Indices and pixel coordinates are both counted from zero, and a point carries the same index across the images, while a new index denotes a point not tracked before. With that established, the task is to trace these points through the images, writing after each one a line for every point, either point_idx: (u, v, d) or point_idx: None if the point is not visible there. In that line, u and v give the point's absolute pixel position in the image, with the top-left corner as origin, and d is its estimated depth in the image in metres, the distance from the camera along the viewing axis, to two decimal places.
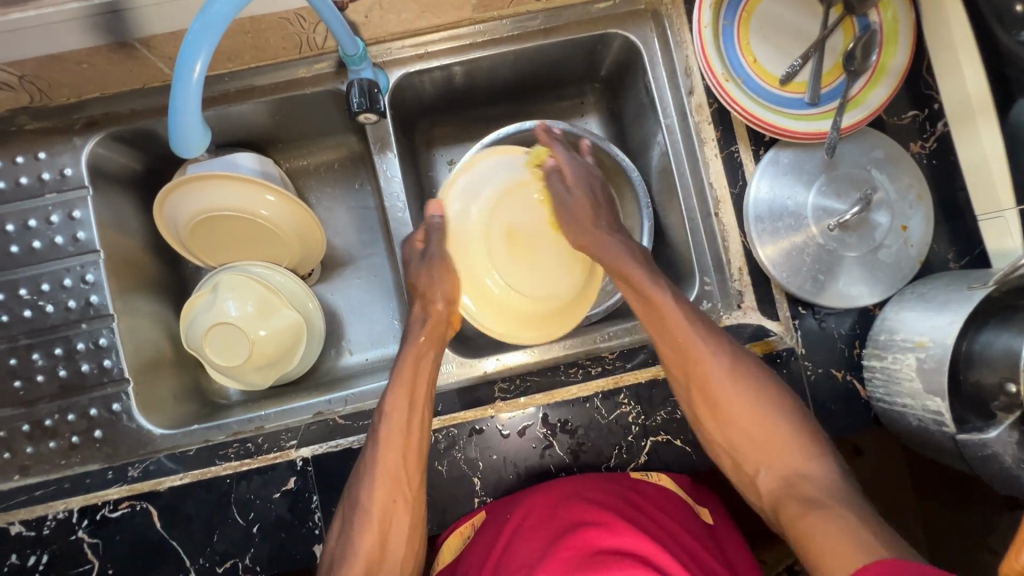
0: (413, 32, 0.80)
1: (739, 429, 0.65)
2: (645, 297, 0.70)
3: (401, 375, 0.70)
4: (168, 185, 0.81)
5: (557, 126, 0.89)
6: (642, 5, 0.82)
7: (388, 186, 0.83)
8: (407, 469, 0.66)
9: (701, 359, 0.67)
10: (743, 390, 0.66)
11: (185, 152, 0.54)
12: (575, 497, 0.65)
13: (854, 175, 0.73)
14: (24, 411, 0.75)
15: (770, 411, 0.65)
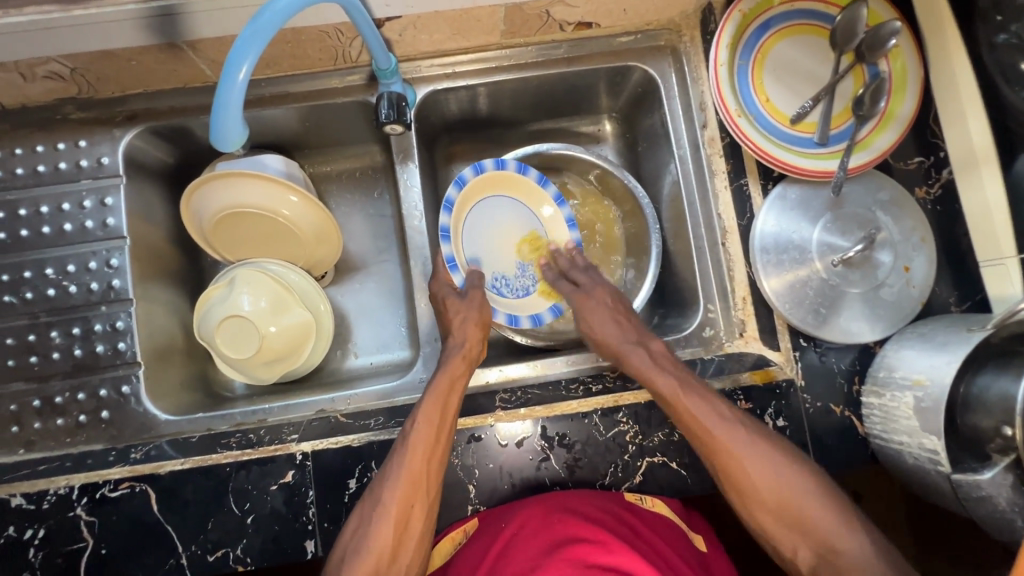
0: (443, 53, 0.85)
1: (778, 506, 0.64)
2: (673, 395, 0.69)
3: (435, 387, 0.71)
4: (198, 180, 0.84)
5: (574, 151, 0.92)
6: (662, 42, 0.86)
7: (406, 195, 0.86)
8: (428, 472, 0.66)
9: (735, 437, 0.67)
10: (767, 473, 0.65)
11: (224, 146, 0.57)
12: (571, 510, 0.67)
13: (860, 214, 0.75)
14: (36, 386, 0.77)
15: (805, 489, 0.64)
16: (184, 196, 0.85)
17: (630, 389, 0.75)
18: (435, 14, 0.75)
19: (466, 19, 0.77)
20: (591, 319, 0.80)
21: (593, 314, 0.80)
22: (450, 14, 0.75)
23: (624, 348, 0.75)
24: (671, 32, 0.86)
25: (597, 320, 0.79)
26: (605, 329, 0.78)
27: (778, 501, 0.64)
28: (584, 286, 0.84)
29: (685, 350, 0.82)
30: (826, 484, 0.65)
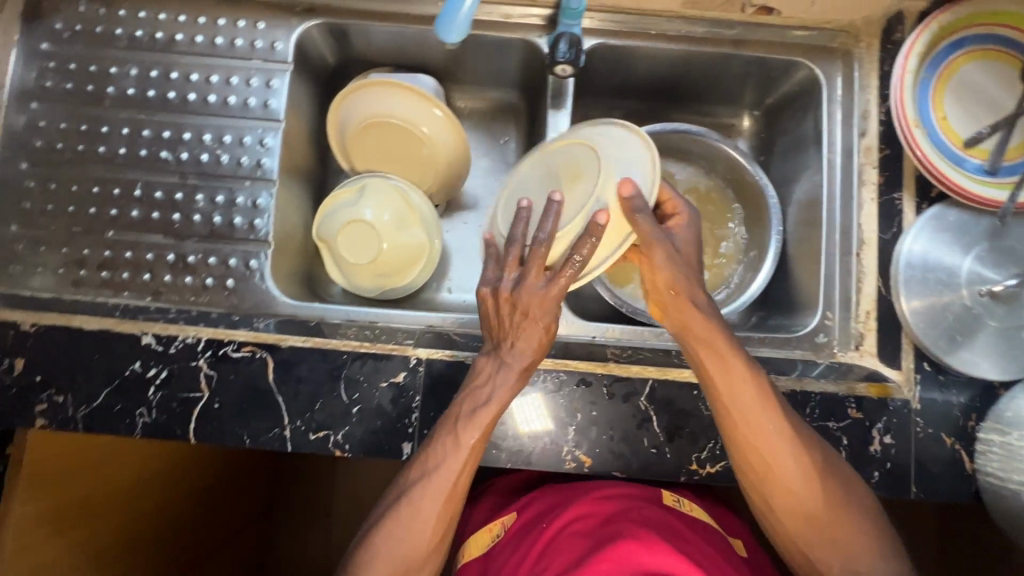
0: (617, 10, 0.85)
1: (788, 475, 0.65)
2: (704, 339, 0.66)
3: (488, 411, 0.65)
4: (350, 87, 0.89)
5: (710, 138, 0.94)
6: (836, 44, 0.85)
7: (550, 138, 0.86)
8: (460, 485, 0.65)
9: (764, 400, 0.65)
10: (800, 471, 0.65)
11: (447, 38, 0.58)
12: (622, 518, 0.66)
13: (1016, 250, 0.73)
14: (173, 242, 0.80)
15: (813, 469, 0.65)
16: (335, 102, 0.90)
17: None
18: None
19: None
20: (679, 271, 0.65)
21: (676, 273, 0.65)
22: None
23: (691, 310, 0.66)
24: (848, 36, 0.85)
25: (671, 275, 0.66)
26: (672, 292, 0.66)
27: (780, 468, 0.65)
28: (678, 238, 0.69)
29: (794, 350, 0.80)
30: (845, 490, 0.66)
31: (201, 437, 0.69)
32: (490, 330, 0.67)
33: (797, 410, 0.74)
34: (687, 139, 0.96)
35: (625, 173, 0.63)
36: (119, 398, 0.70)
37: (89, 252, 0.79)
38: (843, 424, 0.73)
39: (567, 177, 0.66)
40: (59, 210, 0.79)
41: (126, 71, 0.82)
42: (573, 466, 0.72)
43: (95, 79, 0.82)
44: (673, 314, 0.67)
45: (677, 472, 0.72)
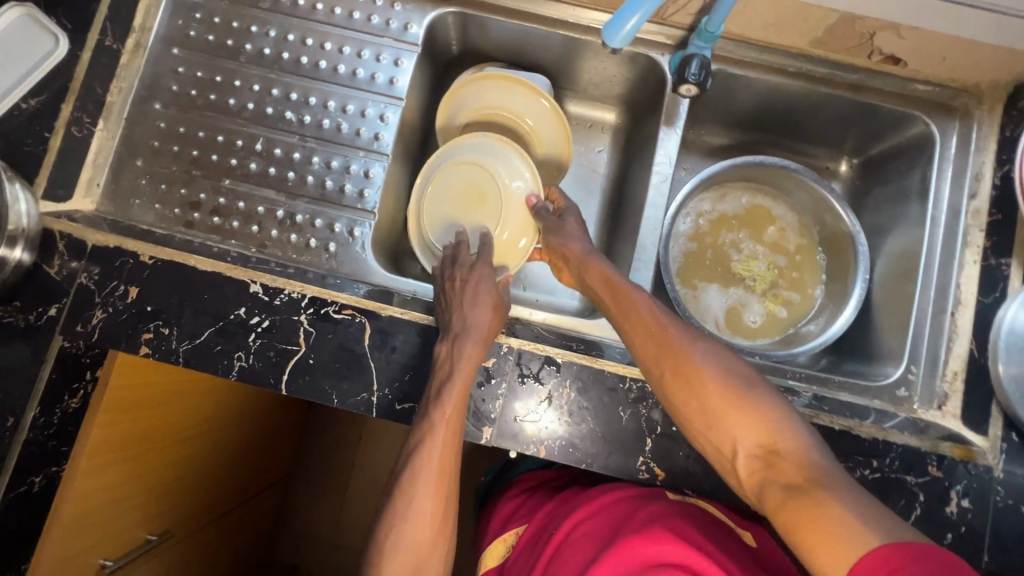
0: (743, 39, 0.87)
1: (738, 430, 0.57)
2: (616, 293, 0.72)
3: (453, 391, 0.67)
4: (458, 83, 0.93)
5: (806, 175, 0.95)
6: (955, 103, 0.86)
7: (659, 156, 0.88)
8: (447, 461, 0.67)
9: (680, 344, 0.63)
10: (726, 402, 0.58)
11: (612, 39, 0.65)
12: (631, 515, 0.66)
13: None
14: (284, 199, 0.83)
15: (732, 385, 0.59)
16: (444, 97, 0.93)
17: (827, 411, 0.76)
18: None
19: (796, 15, 0.79)
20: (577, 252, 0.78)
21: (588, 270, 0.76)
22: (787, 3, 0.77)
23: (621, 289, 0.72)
24: (969, 97, 0.85)
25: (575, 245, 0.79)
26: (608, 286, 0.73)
27: (730, 422, 0.58)
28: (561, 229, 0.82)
29: (873, 399, 0.80)
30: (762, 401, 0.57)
31: (291, 389, 0.71)
32: (444, 311, 0.74)
33: (876, 458, 0.73)
34: (783, 176, 0.97)
35: (522, 181, 0.86)
36: (220, 339, 0.72)
37: (205, 197, 0.82)
38: (921, 480, 0.72)
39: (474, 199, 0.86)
40: (183, 153, 0.83)
41: (265, 31, 0.86)
42: (646, 476, 0.73)
43: (236, 35, 0.86)
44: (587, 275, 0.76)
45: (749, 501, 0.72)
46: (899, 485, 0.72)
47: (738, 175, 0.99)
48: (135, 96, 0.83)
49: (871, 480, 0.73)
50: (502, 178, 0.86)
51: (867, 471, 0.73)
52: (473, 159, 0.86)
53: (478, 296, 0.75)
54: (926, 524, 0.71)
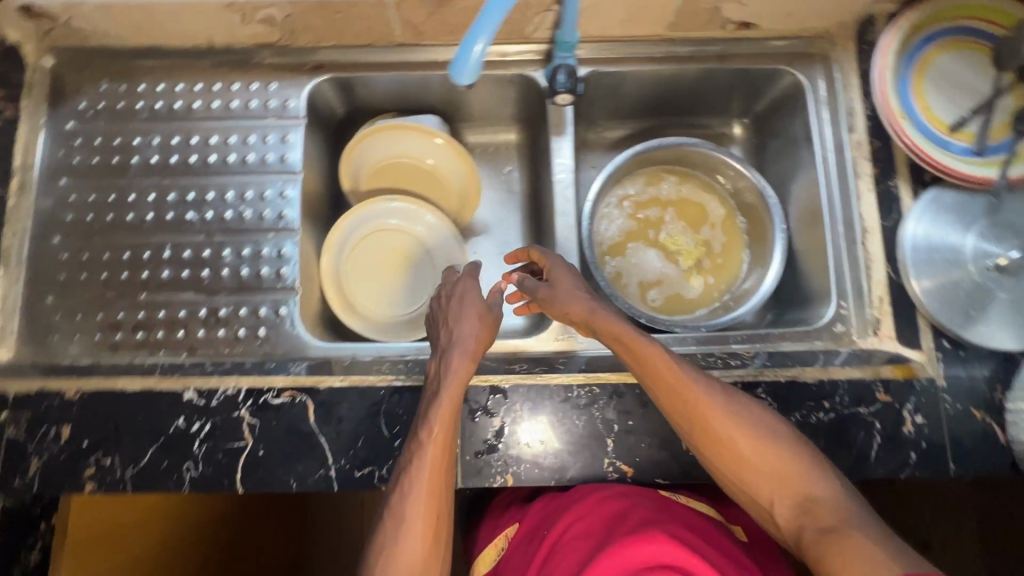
0: (605, 38, 0.91)
1: (772, 478, 0.61)
2: (632, 352, 0.65)
3: (441, 407, 0.66)
4: (353, 139, 0.95)
5: (707, 147, 0.99)
6: (814, 49, 0.91)
7: (556, 164, 0.91)
8: (442, 487, 0.65)
9: (711, 406, 0.63)
10: (752, 442, 0.62)
11: (461, 76, 0.59)
12: (624, 516, 0.65)
13: (1015, 223, 0.76)
14: (204, 298, 0.82)
15: (754, 426, 0.63)
16: (343, 155, 0.94)
17: (770, 367, 0.78)
18: None
19: (643, 7, 0.83)
20: (570, 295, 0.71)
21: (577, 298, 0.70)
22: None
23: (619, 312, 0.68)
24: (824, 42, 0.90)
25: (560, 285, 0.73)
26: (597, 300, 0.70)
27: (760, 472, 0.62)
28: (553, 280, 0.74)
29: (815, 342, 0.81)
30: (788, 438, 0.63)
31: (249, 486, 0.70)
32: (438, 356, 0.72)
33: (827, 399, 0.75)
34: (688, 153, 1.01)
35: (427, 223, 0.95)
36: (166, 454, 0.71)
37: (123, 315, 0.81)
38: (873, 408, 0.75)
39: (394, 259, 0.93)
40: (93, 278, 0.82)
41: (149, 140, 0.87)
42: (616, 477, 0.73)
43: (121, 151, 0.86)
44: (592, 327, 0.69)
45: None
46: (854, 419, 0.74)
47: (642, 162, 1.02)
48: (32, 235, 0.83)
49: (827, 422, 0.74)
50: (408, 229, 0.94)
51: (821, 414, 0.75)
52: (379, 224, 0.94)
53: (462, 308, 0.73)
54: (889, 450, 0.73)
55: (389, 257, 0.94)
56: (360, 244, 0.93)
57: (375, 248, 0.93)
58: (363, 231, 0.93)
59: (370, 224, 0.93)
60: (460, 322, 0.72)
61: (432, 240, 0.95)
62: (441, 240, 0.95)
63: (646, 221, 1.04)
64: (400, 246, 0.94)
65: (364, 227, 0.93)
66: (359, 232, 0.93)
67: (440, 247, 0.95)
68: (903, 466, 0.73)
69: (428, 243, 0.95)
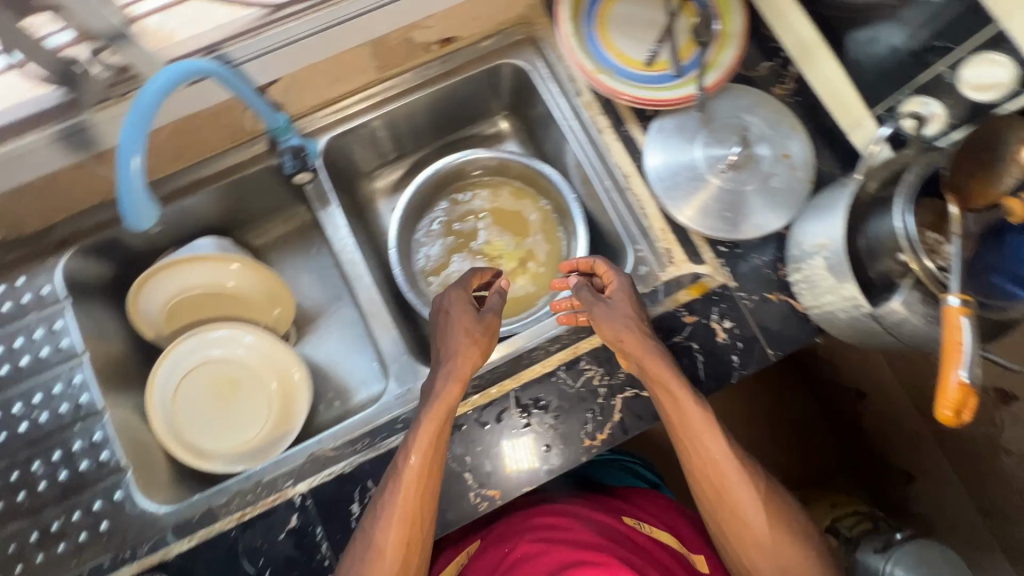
0: (330, 102, 0.92)
1: (757, 536, 0.71)
2: (674, 401, 0.71)
3: (425, 428, 0.69)
4: (137, 283, 0.91)
5: (481, 151, 1.04)
6: (520, 36, 0.96)
7: (335, 234, 0.91)
8: (421, 512, 0.68)
9: (726, 469, 0.71)
10: (756, 501, 0.71)
11: (138, 227, 0.68)
12: (573, 542, 0.80)
13: (729, 123, 0.83)
14: (30, 520, 0.77)
15: (760, 490, 0.72)
16: (129, 304, 0.90)
17: (587, 336, 0.81)
18: (308, 69, 0.83)
19: (338, 65, 0.86)
20: (604, 317, 0.74)
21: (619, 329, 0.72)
22: (322, 65, 0.84)
23: (642, 343, 0.72)
24: (525, 26, 0.96)
25: (617, 317, 0.73)
26: (611, 325, 0.73)
27: (761, 534, 0.71)
28: (612, 299, 0.75)
29: None
30: (783, 505, 0.73)
31: None
32: (433, 379, 0.73)
33: None
34: (470, 163, 1.05)
35: (245, 344, 0.92)
36: None
37: None
38: (685, 333, 0.79)
39: (223, 389, 0.90)
40: None
41: None
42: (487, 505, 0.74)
43: None
44: (632, 360, 0.73)
45: (576, 457, 0.75)
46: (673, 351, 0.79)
47: (439, 184, 1.06)
48: None
49: None
50: (228, 356, 0.92)
51: None
52: (197, 364, 0.90)
53: (456, 323, 0.76)
54: (712, 364, 0.78)
55: (218, 388, 0.90)
56: (183, 387, 0.89)
57: (199, 384, 0.90)
58: (182, 373, 0.89)
59: (188, 364, 0.90)
60: (450, 340, 0.75)
61: (259, 356, 0.93)
62: (267, 353, 0.93)
63: (462, 233, 1.08)
64: (226, 374, 0.91)
65: (182, 368, 0.90)
66: (177, 374, 0.89)
67: (268, 360, 0.93)
68: (729, 373, 0.78)
69: (256, 362, 0.92)
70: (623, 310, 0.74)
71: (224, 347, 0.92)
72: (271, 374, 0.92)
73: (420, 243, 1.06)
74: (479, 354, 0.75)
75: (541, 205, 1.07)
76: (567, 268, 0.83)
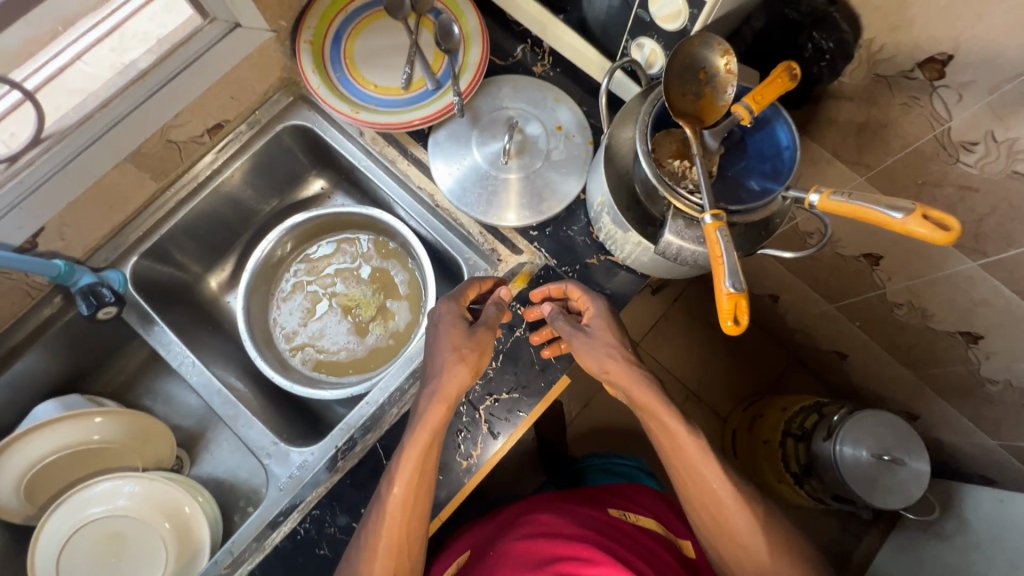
0: (122, 225, 0.91)
1: (756, 561, 0.73)
2: (667, 431, 0.74)
3: (406, 459, 0.69)
4: None
5: (309, 215, 1.00)
6: (290, 97, 0.96)
7: (170, 351, 0.89)
8: (408, 543, 0.69)
9: (723, 496, 0.74)
10: (750, 519, 0.73)
11: None
12: (563, 535, 0.80)
13: (496, 116, 0.86)
14: None
15: (756, 514, 0.74)
16: None
17: None
18: (72, 205, 0.81)
19: (107, 189, 0.84)
20: (588, 347, 0.74)
21: (596, 357, 0.74)
22: (87, 196, 0.82)
23: (625, 369, 0.75)
24: (292, 86, 0.96)
25: (598, 347, 0.74)
26: (591, 354, 0.74)
27: (752, 551, 0.73)
28: (591, 327, 0.76)
29: None
30: (775, 525, 0.75)
31: None
32: (423, 408, 0.71)
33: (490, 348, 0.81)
34: (303, 226, 1.02)
35: (127, 493, 0.88)
36: None
37: None
38: (525, 325, 0.81)
39: (114, 543, 0.86)
40: None
41: None
42: None
43: None
44: (619, 386, 0.76)
45: (457, 481, 0.76)
46: (518, 345, 0.81)
47: (274, 263, 1.04)
48: None
49: (502, 365, 0.80)
50: (110, 511, 0.87)
51: (495, 363, 0.80)
52: (77, 527, 0.85)
53: (440, 341, 0.74)
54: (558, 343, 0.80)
55: (106, 545, 0.86)
56: (68, 557, 0.85)
57: (85, 549, 0.86)
58: (63, 544, 0.85)
59: (66, 535, 0.85)
60: (440, 370, 0.72)
61: (143, 501, 0.88)
62: (150, 495, 0.88)
63: (317, 298, 1.05)
64: (111, 529, 0.86)
65: (60, 540, 0.85)
66: (58, 548, 0.85)
67: (152, 501, 0.88)
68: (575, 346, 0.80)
69: (139, 507, 0.87)
70: (603, 332, 0.76)
71: (100, 504, 0.87)
72: (159, 513, 0.88)
73: (277, 319, 1.04)
74: (472, 369, 0.73)
75: (384, 243, 1.06)
76: (539, 297, 0.80)
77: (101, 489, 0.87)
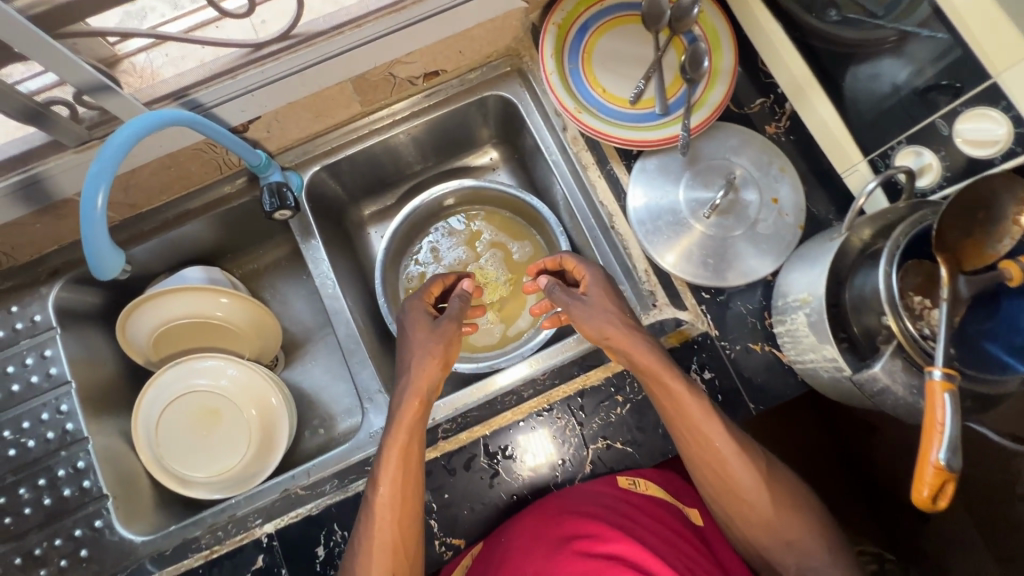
0: (315, 134, 0.94)
1: (760, 514, 0.69)
2: (670, 395, 0.68)
3: (391, 458, 0.67)
4: (126, 309, 0.92)
5: (477, 184, 0.99)
6: (506, 68, 0.95)
7: (317, 268, 0.92)
8: (405, 538, 0.67)
9: (727, 455, 0.68)
10: (751, 468, 0.69)
11: (104, 272, 0.68)
12: (565, 512, 0.68)
13: (715, 164, 0.81)
14: (16, 544, 0.81)
15: (759, 469, 0.69)
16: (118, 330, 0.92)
17: (558, 385, 0.79)
18: (289, 105, 0.84)
19: (321, 100, 0.86)
20: (579, 316, 0.73)
21: (590, 325, 0.72)
22: (302, 101, 0.84)
23: (625, 334, 0.70)
24: (512, 57, 0.94)
25: (590, 317, 0.72)
26: (592, 322, 0.72)
27: (754, 501, 0.69)
28: (586, 295, 0.74)
29: None
30: (773, 470, 0.71)
31: None
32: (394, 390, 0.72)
33: (619, 392, 0.78)
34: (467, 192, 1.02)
35: (229, 376, 0.92)
36: None
37: None
38: None
39: (207, 418, 0.91)
40: None
41: None
42: (451, 552, 0.75)
43: None
44: (620, 354, 0.71)
45: None
46: (648, 401, 0.77)
47: (427, 215, 1.04)
48: None
49: (626, 415, 0.77)
50: (212, 388, 0.92)
51: (619, 410, 0.77)
52: (183, 392, 0.91)
53: (417, 339, 0.75)
54: None
55: (200, 416, 0.91)
56: (166, 415, 0.90)
57: (183, 414, 0.91)
58: (166, 402, 0.91)
59: (171, 395, 0.91)
60: (412, 357, 0.73)
61: (244, 389, 0.92)
62: (251, 386, 0.93)
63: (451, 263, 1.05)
64: (209, 403, 0.91)
65: (166, 397, 0.91)
66: (162, 404, 0.91)
67: (250, 391, 0.93)
68: None
69: (236, 393, 0.92)
70: (602, 313, 0.72)
71: (207, 376, 0.92)
72: (252, 405, 0.92)
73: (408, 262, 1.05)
74: (445, 360, 0.74)
75: (535, 237, 1.04)
76: (536, 271, 0.85)
77: (211, 364, 0.92)
